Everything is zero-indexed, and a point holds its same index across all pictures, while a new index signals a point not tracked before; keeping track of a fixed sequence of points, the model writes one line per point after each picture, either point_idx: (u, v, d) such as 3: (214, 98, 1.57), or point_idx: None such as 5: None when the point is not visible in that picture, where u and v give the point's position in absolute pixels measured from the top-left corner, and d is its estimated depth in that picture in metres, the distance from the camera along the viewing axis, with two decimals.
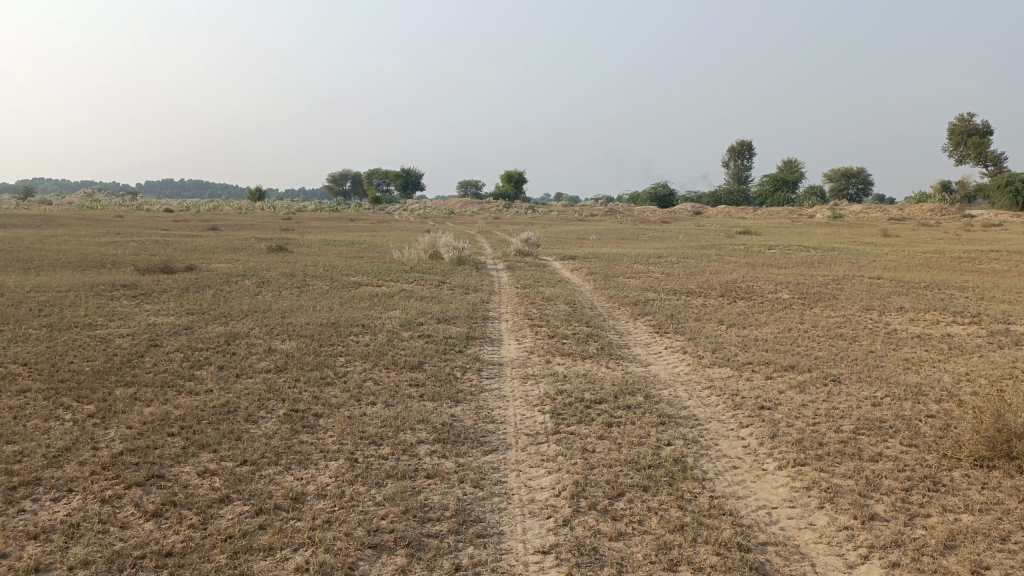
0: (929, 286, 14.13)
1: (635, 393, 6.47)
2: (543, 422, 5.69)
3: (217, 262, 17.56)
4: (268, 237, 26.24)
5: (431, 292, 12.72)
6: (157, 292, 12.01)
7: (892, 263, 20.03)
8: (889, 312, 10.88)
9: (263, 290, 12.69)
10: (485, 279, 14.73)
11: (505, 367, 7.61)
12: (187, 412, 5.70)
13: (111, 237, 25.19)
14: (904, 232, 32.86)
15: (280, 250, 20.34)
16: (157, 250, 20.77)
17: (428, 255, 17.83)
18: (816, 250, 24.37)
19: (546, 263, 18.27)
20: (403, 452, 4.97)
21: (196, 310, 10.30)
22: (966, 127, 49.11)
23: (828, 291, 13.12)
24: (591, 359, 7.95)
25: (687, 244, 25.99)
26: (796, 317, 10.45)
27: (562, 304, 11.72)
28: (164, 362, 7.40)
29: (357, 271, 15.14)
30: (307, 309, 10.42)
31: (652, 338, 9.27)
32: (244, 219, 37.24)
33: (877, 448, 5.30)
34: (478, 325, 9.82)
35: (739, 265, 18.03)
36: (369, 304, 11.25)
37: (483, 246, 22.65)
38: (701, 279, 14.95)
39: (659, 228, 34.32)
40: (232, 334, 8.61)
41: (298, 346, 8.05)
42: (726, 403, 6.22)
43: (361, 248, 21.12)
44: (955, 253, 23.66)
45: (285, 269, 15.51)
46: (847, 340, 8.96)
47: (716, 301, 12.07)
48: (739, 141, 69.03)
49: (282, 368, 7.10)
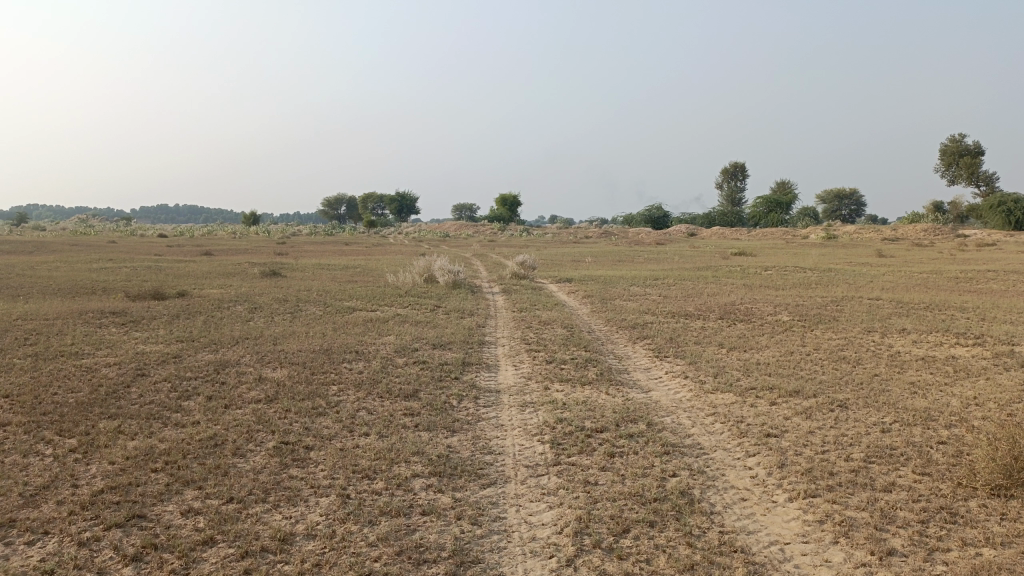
0: (930, 307, 13.99)
1: (636, 421, 6.27)
2: (542, 452, 5.48)
3: (210, 287, 17.37)
4: (262, 261, 26.10)
5: (426, 317, 12.54)
6: (147, 319, 11.81)
7: (890, 283, 19.91)
8: (891, 334, 10.71)
9: (255, 316, 12.49)
10: (480, 303, 14.55)
11: (502, 394, 7.41)
12: (173, 446, 5.48)
13: (103, 262, 25.05)
14: (899, 252, 32.84)
15: (273, 275, 20.17)
16: (148, 275, 20.59)
17: (424, 279, 17.67)
18: (812, 270, 24.29)
19: (542, 286, 18.13)
20: (397, 487, 4.76)
21: (187, 338, 10.10)
22: (957, 148, 49.40)
23: (828, 312, 12.97)
24: (591, 385, 7.76)
25: (683, 265, 25.90)
26: (797, 340, 10.27)
27: (560, 328, 11.54)
28: (150, 392, 7.18)
29: (351, 296, 14.96)
30: (300, 335, 10.23)
31: (652, 363, 9.08)
32: (238, 244, 37.12)
33: (889, 477, 5.09)
34: (474, 350, 9.63)
35: (736, 287, 17.88)
36: (363, 329, 11.05)
37: (479, 269, 22.53)
38: (699, 301, 14.79)
39: (654, 250, 34.24)
40: (222, 363, 8.41)
41: (289, 374, 7.84)
42: (730, 430, 6.03)
43: (356, 272, 20.95)
44: (952, 273, 23.59)
45: (278, 294, 15.32)
46: (851, 364, 8.78)
47: (716, 323, 11.91)
48: (732, 162, 69.35)
49: (273, 398, 6.89)
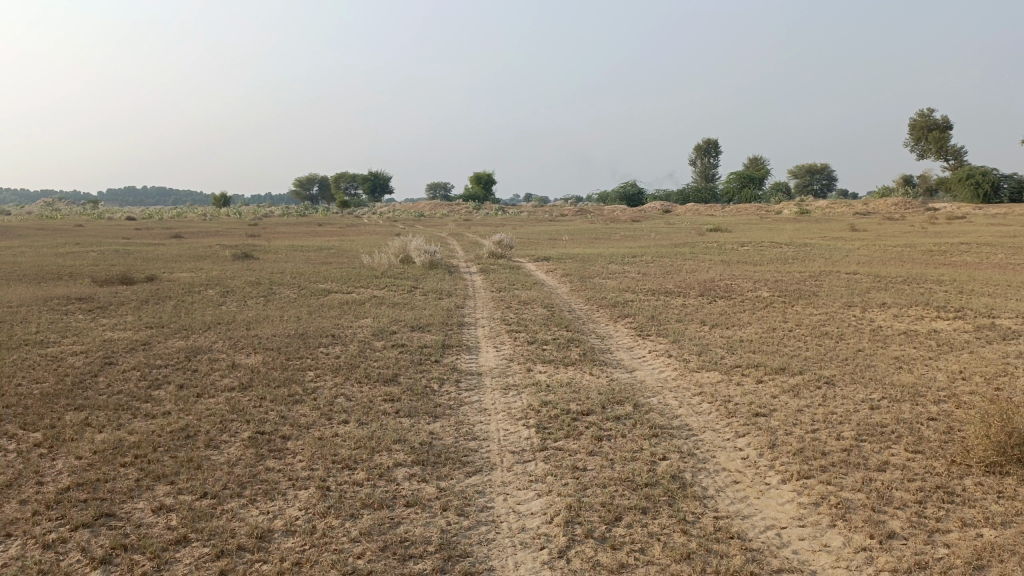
0: (907, 281, 14.03)
1: (623, 402, 6.14)
2: (528, 438, 5.33)
3: (180, 270, 16.97)
4: (234, 243, 25.59)
5: (403, 298, 12.31)
6: (115, 305, 11.47)
7: (865, 257, 19.98)
8: (871, 309, 10.69)
9: (228, 300, 12.17)
10: (458, 283, 14.35)
11: (484, 377, 7.23)
12: (142, 439, 5.24)
13: (69, 247, 24.42)
14: (872, 226, 33.11)
15: (246, 257, 19.78)
16: (116, 260, 20.09)
17: (400, 259, 17.41)
18: (788, 245, 24.36)
19: (520, 265, 17.97)
20: (379, 477, 4.58)
21: (157, 324, 9.80)
22: (927, 122, 49.84)
23: (808, 288, 12.94)
24: (574, 366, 7.61)
25: (660, 242, 25.85)
26: (779, 316, 10.21)
27: (539, 308, 11.38)
28: (118, 382, 6.91)
29: (326, 278, 14.67)
30: (274, 320, 9.96)
31: (635, 342, 8.96)
32: (208, 226, 36.50)
33: (882, 456, 5.01)
34: (454, 332, 9.43)
35: (714, 263, 17.84)
36: (339, 312, 10.80)
37: (456, 248, 22.30)
38: (678, 278, 14.69)
39: (630, 227, 34.20)
40: (194, 349, 8.14)
41: (264, 360, 7.60)
42: (718, 410, 5.92)
43: (330, 254, 20.60)
44: (925, 246, 23.80)
45: (250, 277, 14.99)
46: (834, 340, 8.72)
47: (696, 301, 11.82)
48: (706, 139, 69.45)
49: (247, 386, 6.65)
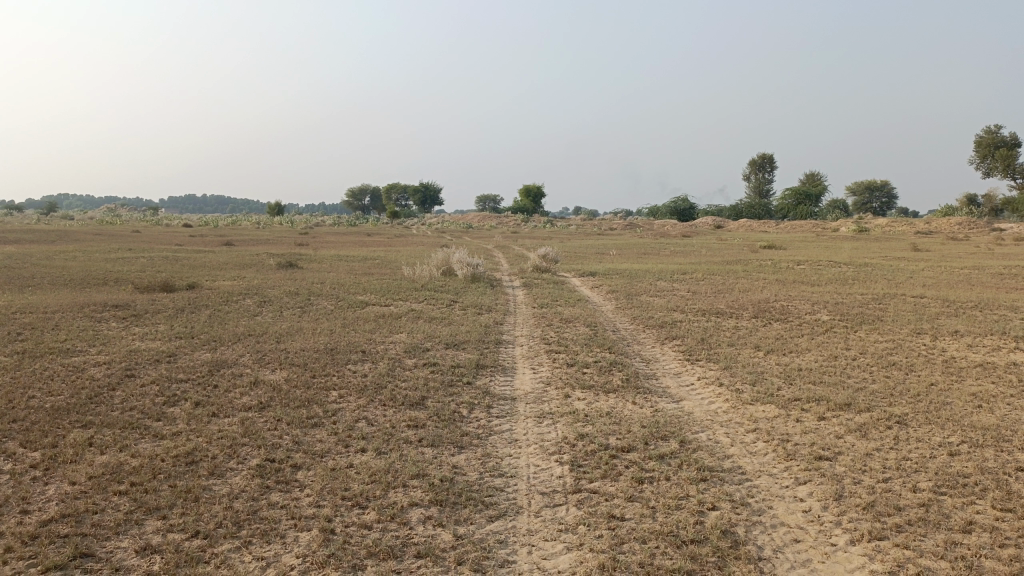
0: (979, 307, 13.06)
1: (667, 438, 5.56)
2: (560, 477, 4.80)
3: (221, 278, 16.87)
4: (279, 251, 25.66)
5: (442, 312, 11.90)
6: (150, 313, 11.30)
7: (930, 280, 18.91)
8: (942, 337, 9.85)
9: (264, 310, 11.91)
10: (499, 298, 13.88)
11: (519, 402, 6.72)
12: (144, 464, 4.88)
13: (120, 252, 24.82)
14: (935, 246, 31.66)
15: (289, 266, 19.67)
16: (163, 266, 20.18)
17: (441, 271, 17.05)
18: (847, 265, 23.29)
19: (565, 280, 17.45)
20: (391, 520, 4.10)
21: (187, 334, 9.54)
22: (994, 139, 47.81)
23: (871, 312, 12.12)
24: (616, 393, 7.05)
25: (710, 259, 25.01)
26: (840, 343, 9.47)
27: (582, 326, 10.82)
28: (134, 397, 6.60)
29: (365, 289, 14.36)
30: (306, 333, 9.62)
31: (683, 367, 8.35)
32: (257, 234, 36.84)
33: (966, 514, 4.35)
34: (490, 351, 8.94)
35: (768, 283, 17.01)
36: (373, 326, 10.41)
37: (500, 261, 21.90)
38: (730, 298, 13.98)
39: (679, 243, 33.33)
40: (219, 363, 7.82)
41: (288, 377, 7.23)
42: (775, 451, 5.30)
43: (374, 264, 20.36)
44: (995, 269, 22.51)
45: (289, 287, 14.75)
46: (903, 372, 7.98)
47: (749, 323, 11.13)
48: (761, 153, 68.10)
49: (266, 406, 6.26)
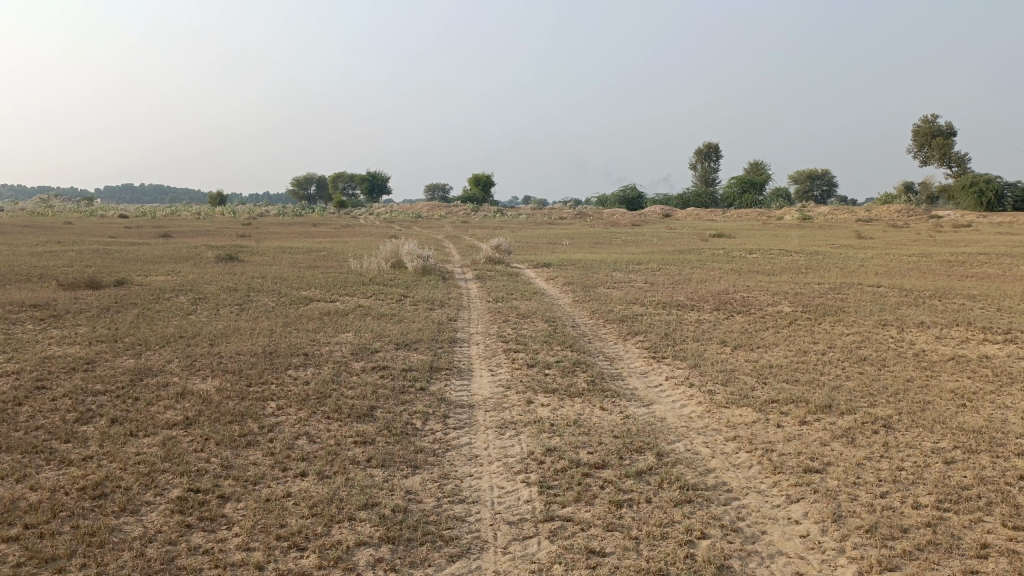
0: (937, 296, 12.94)
1: (643, 450, 5.06)
2: (528, 502, 4.26)
3: (155, 273, 15.86)
4: (218, 243, 24.53)
5: (391, 308, 11.23)
6: (72, 314, 10.37)
7: (882, 268, 18.90)
8: (909, 329, 9.61)
9: (199, 308, 11.08)
10: (451, 291, 13.28)
11: (478, 410, 6.15)
12: (42, 499, 4.17)
13: (48, 245, 23.41)
14: (879, 234, 32.02)
15: (229, 260, 18.69)
16: (93, 260, 19.01)
17: (390, 264, 16.35)
18: (799, 253, 23.26)
19: (519, 271, 16.94)
20: (335, 565, 3.50)
21: (110, 337, 8.72)
22: (930, 128, 48.90)
23: (833, 302, 11.87)
24: (582, 398, 6.52)
25: (663, 248, 24.76)
26: (807, 336, 9.14)
27: (540, 322, 10.28)
28: (42, 413, 5.83)
29: (309, 284, 13.57)
30: (244, 334, 8.88)
31: (650, 366, 7.88)
32: (199, 225, 35.53)
33: (978, 534, 3.94)
34: (444, 351, 8.33)
35: (725, 273, 16.74)
36: (318, 325, 9.70)
37: (451, 252, 21.26)
38: (689, 289, 13.63)
39: (630, 232, 33.14)
40: (143, 371, 7.06)
41: (221, 386, 6.52)
42: (760, 464, 4.84)
43: (320, 257, 19.50)
44: (942, 255, 22.76)
45: (228, 282, 13.88)
46: (877, 368, 7.64)
47: (712, 316, 10.73)
48: (706, 143, 68.71)
49: (193, 422, 5.57)
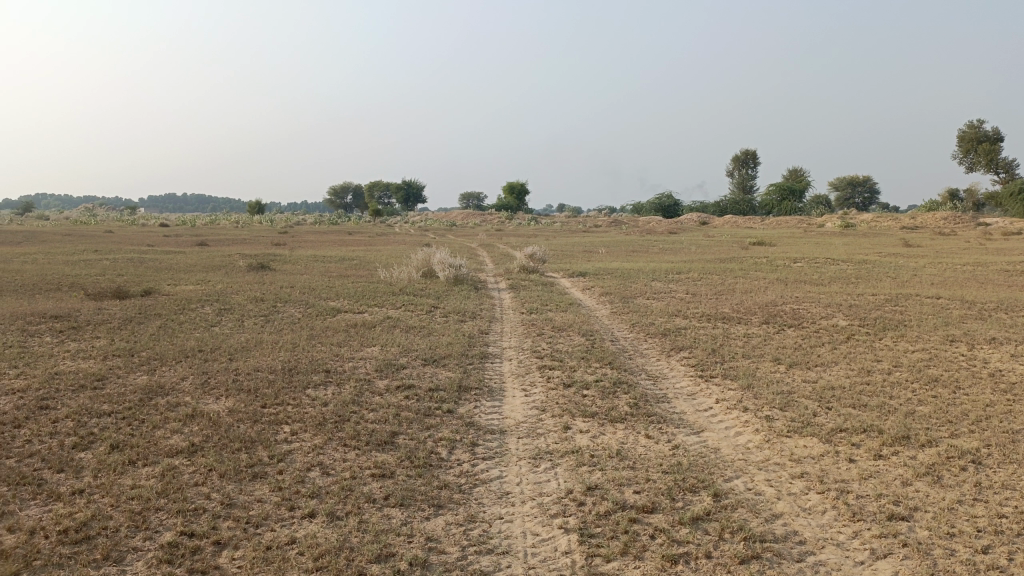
0: (1003, 309, 12.04)
1: (696, 489, 4.45)
2: (567, 553, 3.68)
3: (184, 283, 15.59)
4: (253, 252, 24.34)
5: (420, 320, 10.74)
6: (93, 325, 10.04)
7: (936, 278, 17.93)
8: (980, 346, 8.81)
9: (223, 320, 10.69)
10: (483, 302, 12.74)
11: (510, 437, 5.59)
12: (18, 544, 3.70)
13: (85, 253, 23.48)
14: (926, 242, 30.81)
15: (260, 268, 18.41)
16: (126, 269, 18.90)
17: (421, 274, 15.89)
18: (846, 262, 22.30)
19: (554, 281, 16.38)
20: None
21: (126, 351, 8.33)
22: (977, 134, 47.26)
23: (890, 316, 11.08)
24: (625, 424, 5.91)
25: (702, 256, 23.97)
26: (868, 354, 8.41)
27: (577, 336, 9.67)
28: (40, 437, 5.40)
29: (337, 295, 13.15)
30: (265, 348, 8.44)
31: (697, 386, 7.25)
32: (235, 233, 35.54)
33: None
34: (475, 369, 7.79)
35: (771, 283, 15.97)
36: (343, 338, 9.23)
37: (485, 261, 20.77)
38: (734, 301, 12.91)
39: (667, 240, 32.27)
40: (154, 389, 6.62)
41: (233, 407, 6.04)
42: (834, 509, 4.21)
43: (351, 266, 19.14)
44: (997, 264, 21.63)
45: (255, 292, 13.50)
46: (951, 391, 6.91)
47: (761, 330, 10.03)
48: (743, 150, 67.48)
49: (198, 450, 5.09)
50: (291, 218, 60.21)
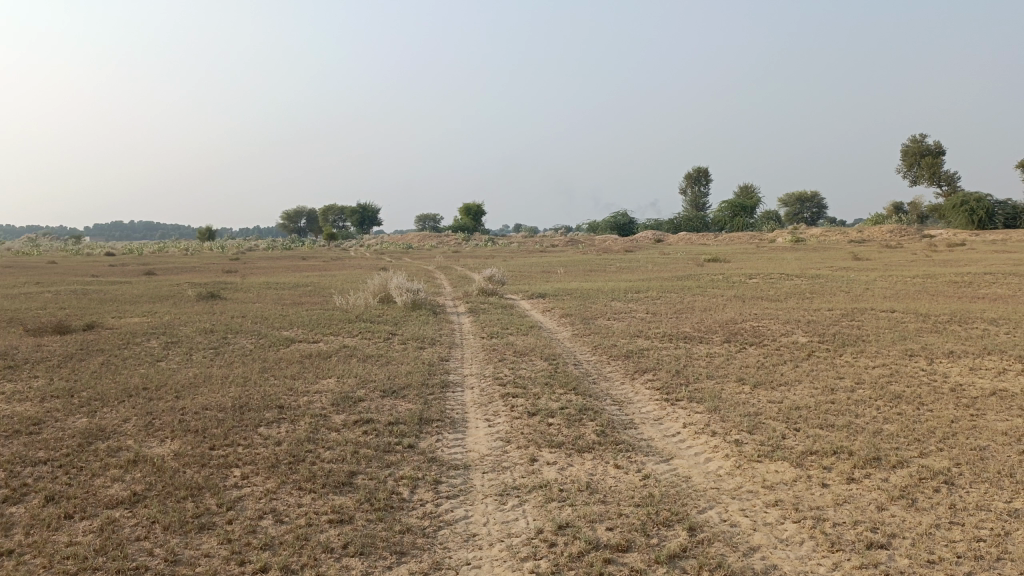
0: (956, 321, 12.21)
1: (670, 523, 4.28)
2: None
3: (130, 315, 15.03)
4: (204, 281, 23.70)
5: (379, 348, 10.46)
6: (31, 364, 9.54)
7: (888, 291, 18.23)
8: (938, 360, 8.86)
9: (171, 354, 10.26)
10: (442, 327, 12.50)
11: (475, 472, 5.37)
12: None
13: (26, 286, 22.60)
14: (875, 255, 31.49)
15: (211, 298, 17.88)
16: (69, 302, 18.20)
17: (378, 299, 15.59)
18: (800, 277, 22.58)
19: (514, 303, 16.21)
20: None
21: (66, 391, 7.87)
22: (918, 149, 48.70)
23: (849, 331, 11.14)
24: (592, 453, 5.72)
25: (660, 274, 24.07)
26: (831, 371, 8.39)
27: (539, 361, 9.48)
28: None
29: (291, 323, 12.78)
30: (216, 384, 8.07)
31: (664, 409, 7.11)
32: (185, 261, 34.69)
33: None
34: (436, 399, 7.54)
35: (729, 300, 16.04)
36: (298, 370, 8.89)
37: (443, 284, 20.52)
38: (695, 319, 12.89)
39: (624, 258, 32.43)
40: (95, 433, 6.23)
41: (180, 450, 5.70)
42: (813, 539, 4.07)
43: (306, 293, 18.71)
44: (945, 276, 22.13)
45: (205, 323, 13.05)
46: (916, 407, 6.89)
47: (723, 349, 9.98)
48: (695, 169, 68.54)
49: (140, 500, 4.75)
50: (244, 244, 59.18)
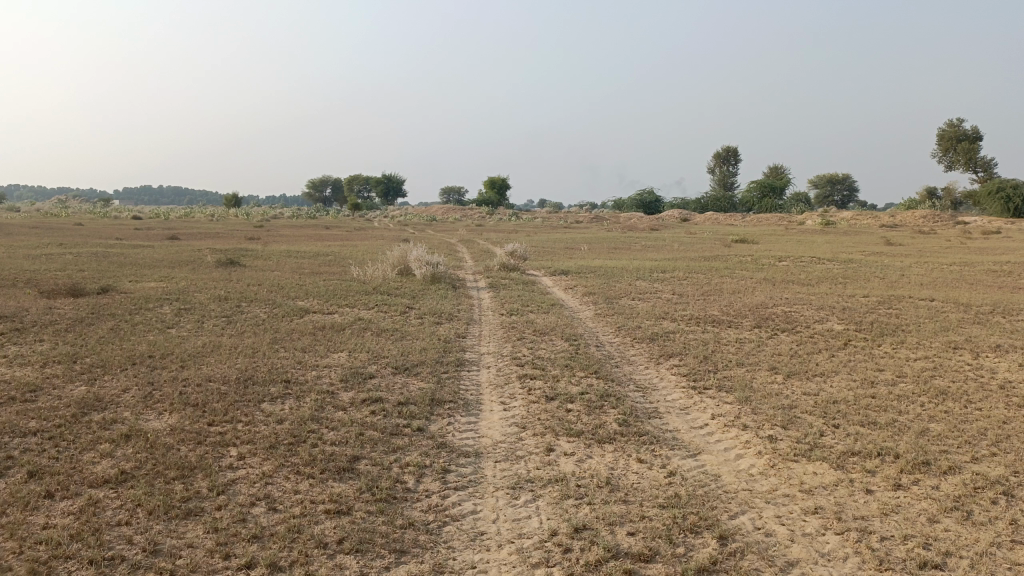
0: (1001, 313, 11.58)
1: (698, 530, 3.88)
2: None
3: (147, 279, 14.83)
4: (225, 247, 23.51)
5: (394, 322, 10.11)
6: (39, 327, 9.29)
7: (924, 278, 17.53)
8: (985, 354, 8.32)
9: (182, 321, 9.98)
10: (460, 302, 12.12)
11: (488, 460, 5.00)
12: None
13: (48, 247, 22.57)
14: (908, 240, 30.52)
15: (229, 265, 17.60)
16: (88, 264, 18.07)
17: (397, 271, 15.23)
18: (832, 261, 21.87)
19: (535, 279, 15.77)
20: None
21: (70, 357, 7.62)
22: (956, 133, 47.18)
23: (886, 319, 10.59)
24: (614, 445, 5.32)
25: (687, 254, 23.48)
26: (869, 362, 7.89)
27: (560, 341, 9.08)
28: None
29: (306, 293, 12.46)
30: (223, 355, 7.77)
31: (690, 399, 6.69)
32: (208, 226, 34.61)
33: None
34: (449, 378, 7.19)
35: (758, 283, 15.47)
36: (309, 342, 8.57)
37: (464, 258, 20.13)
38: (723, 302, 12.38)
39: (649, 237, 31.75)
40: (91, 404, 5.93)
41: (175, 426, 5.37)
42: (857, 555, 3.66)
43: (325, 262, 18.40)
44: (984, 264, 21.30)
45: (219, 290, 12.78)
46: (963, 406, 6.40)
47: (754, 335, 9.49)
48: (727, 147, 67.48)
49: (127, 479, 4.42)
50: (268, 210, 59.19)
